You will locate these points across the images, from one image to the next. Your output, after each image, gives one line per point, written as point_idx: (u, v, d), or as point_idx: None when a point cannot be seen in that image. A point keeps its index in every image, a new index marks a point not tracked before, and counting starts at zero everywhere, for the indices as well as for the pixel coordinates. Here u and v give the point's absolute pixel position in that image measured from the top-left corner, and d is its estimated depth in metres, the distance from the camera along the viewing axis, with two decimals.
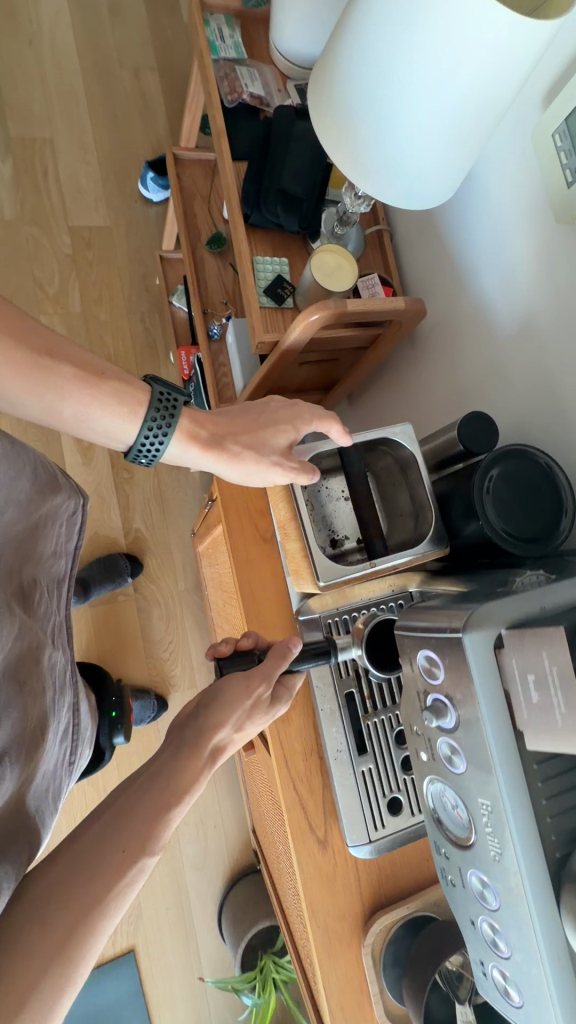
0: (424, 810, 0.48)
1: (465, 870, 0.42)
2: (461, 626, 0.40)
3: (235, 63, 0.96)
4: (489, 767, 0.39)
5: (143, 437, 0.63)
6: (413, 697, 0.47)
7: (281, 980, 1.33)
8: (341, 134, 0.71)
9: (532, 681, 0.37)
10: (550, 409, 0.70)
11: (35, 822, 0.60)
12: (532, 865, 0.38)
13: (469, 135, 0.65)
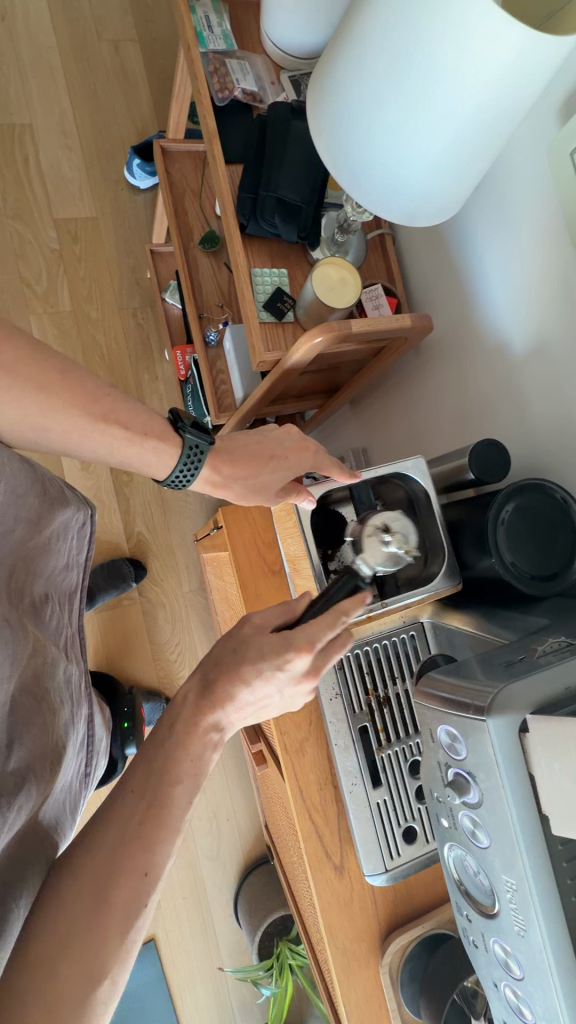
0: (446, 870, 0.49)
1: (488, 938, 0.43)
2: (485, 711, 0.39)
3: (225, 55, 0.90)
4: (514, 850, 0.39)
5: (175, 474, 0.67)
6: (434, 764, 0.47)
7: (296, 965, 1.38)
8: (344, 145, 0.67)
9: (558, 769, 0.37)
10: (565, 436, 0.68)
11: (55, 836, 0.53)
12: (559, 948, 0.38)
13: (482, 149, 0.61)
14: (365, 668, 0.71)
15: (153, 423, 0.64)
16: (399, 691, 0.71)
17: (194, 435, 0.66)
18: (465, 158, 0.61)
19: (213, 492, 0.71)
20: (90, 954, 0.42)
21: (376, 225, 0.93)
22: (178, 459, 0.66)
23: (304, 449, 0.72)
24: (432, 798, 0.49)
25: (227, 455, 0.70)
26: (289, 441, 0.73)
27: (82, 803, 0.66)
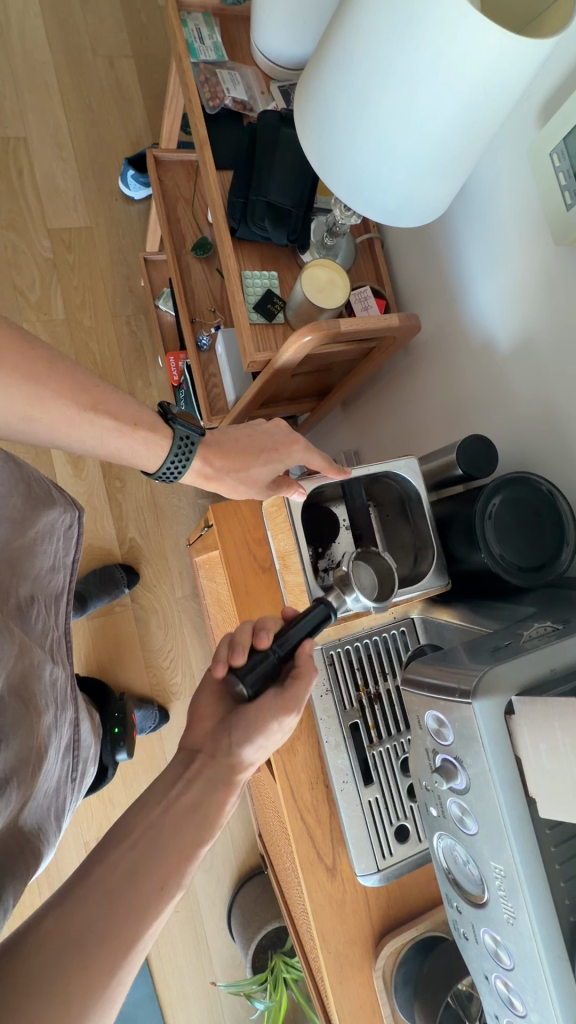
0: (435, 861, 0.48)
1: (478, 928, 0.43)
2: (471, 692, 0.39)
3: (216, 66, 0.92)
4: (502, 834, 0.39)
5: (166, 466, 0.67)
6: (422, 753, 0.46)
7: (291, 979, 1.35)
8: (329, 146, 0.68)
9: (543, 750, 0.37)
10: (550, 430, 0.68)
11: (35, 844, 0.54)
12: (548, 933, 0.37)
13: (462, 153, 0.62)
14: (356, 664, 0.70)
15: (144, 418, 0.64)
16: (390, 688, 0.71)
17: (185, 427, 0.67)
18: (448, 158, 0.63)
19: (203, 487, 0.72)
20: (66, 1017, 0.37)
21: (365, 230, 0.95)
22: (169, 450, 0.66)
23: (294, 445, 0.74)
24: (421, 787, 0.48)
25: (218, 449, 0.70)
26: (278, 438, 0.74)
27: (68, 810, 0.67)
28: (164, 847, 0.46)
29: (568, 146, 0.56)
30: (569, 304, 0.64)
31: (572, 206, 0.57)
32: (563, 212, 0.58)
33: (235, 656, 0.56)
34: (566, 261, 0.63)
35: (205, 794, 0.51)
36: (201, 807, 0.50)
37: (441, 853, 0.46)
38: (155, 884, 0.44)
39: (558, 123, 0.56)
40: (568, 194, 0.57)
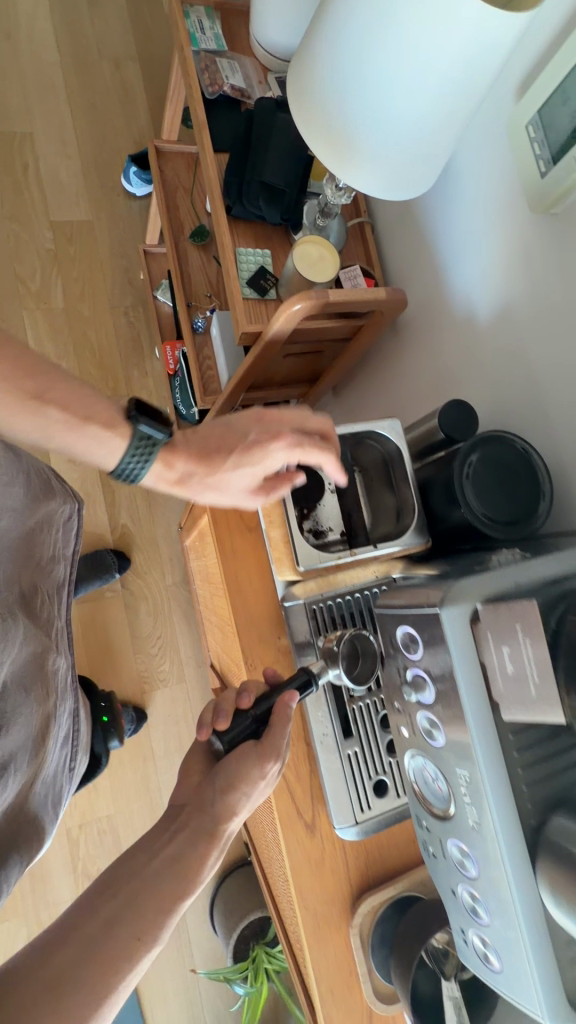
0: (407, 785, 0.50)
1: (444, 841, 0.44)
2: (438, 602, 0.41)
3: (216, 56, 0.96)
4: (467, 740, 0.40)
5: (124, 465, 0.64)
6: (395, 674, 0.49)
7: (272, 969, 1.33)
8: (319, 118, 0.71)
9: (506, 653, 0.39)
10: (529, 394, 0.71)
11: (23, 826, 0.66)
12: (509, 833, 0.39)
13: (445, 126, 0.66)
14: (338, 619, 0.70)
15: (95, 414, 0.61)
16: (371, 645, 0.71)
17: (146, 426, 0.64)
18: (430, 134, 0.66)
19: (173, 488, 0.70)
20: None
21: (356, 213, 0.98)
22: (127, 449, 0.63)
23: (249, 435, 0.68)
24: (395, 708, 0.50)
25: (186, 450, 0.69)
26: (235, 434, 0.69)
27: (66, 793, 0.78)
28: (146, 903, 0.54)
29: (542, 118, 0.60)
30: (544, 270, 0.67)
31: (546, 172, 0.60)
32: (538, 179, 0.61)
33: (219, 719, 0.64)
34: (541, 228, 0.66)
35: (186, 844, 0.58)
36: (178, 861, 0.57)
37: (413, 773, 0.47)
38: (134, 933, 0.52)
39: (534, 97, 0.60)
40: (543, 162, 0.61)
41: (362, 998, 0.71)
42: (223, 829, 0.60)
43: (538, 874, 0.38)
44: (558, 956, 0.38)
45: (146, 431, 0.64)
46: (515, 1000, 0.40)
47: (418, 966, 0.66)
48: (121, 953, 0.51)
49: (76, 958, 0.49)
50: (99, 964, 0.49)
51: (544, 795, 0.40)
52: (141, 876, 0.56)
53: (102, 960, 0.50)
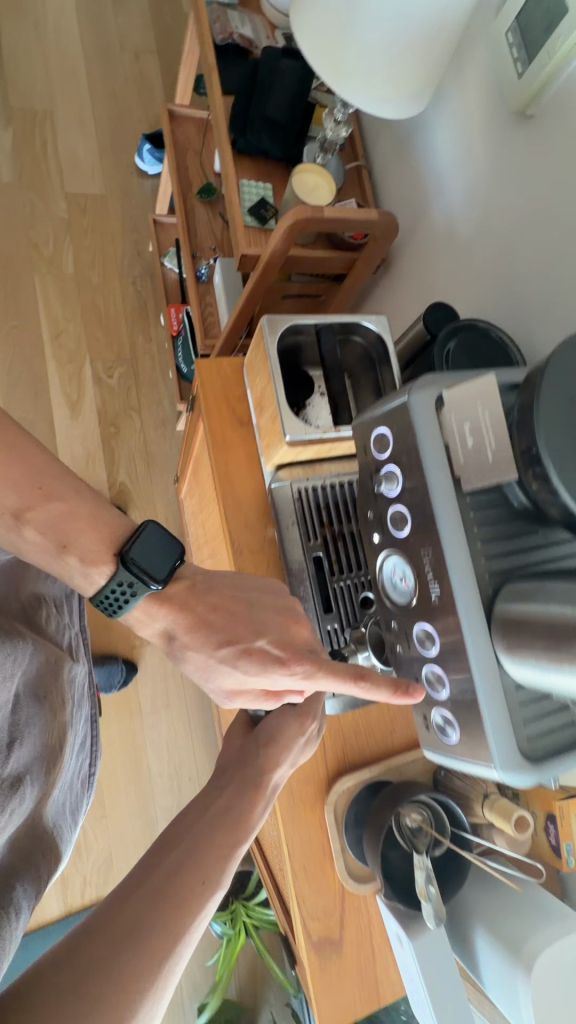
0: (376, 597, 0.52)
1: (410, 628, 0.47)
2: (406, 390, 0.44)
3: (227, 10, 1.04)
4: (431, 514, 0.43)
5: (105, 592, 0.55)
6: (367, 485, 0.51)
7: (251, 925, 1.33)
8: (318, 33, 0.76)
9: (468, 431, 0.42)
10: (509, 295, 0.75)
11: (50, 843, 0.59)
12: (467, 595, 0.42)
13: (432, 45, 0.73)
14: (322, 505, 0.75)
15: (82, 530, 0.54)
16: (354, 530, 0.75)
17: (132, 570, 0.54)
18: (421, 48, 0.72)
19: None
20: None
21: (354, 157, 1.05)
22: (110, 579, 0.54)
23: (258, 632, 0.56)
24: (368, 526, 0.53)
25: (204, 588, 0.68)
26: (245, 620, 0.57)
27: (83, 806, 0.71)
28: (202, 852, 0.45)
29: (519, 23, 0.66)
30: (517, 176, 0.72)
31: (522, 73, 0.66)
32: (515, 80, 0.67)
33: None
34: (517, 134, 0.72)
35: (234, 794, 0.51)
36: (226, 814, 0.49)
37: (382, 576, 0.49)
38: (199, 877, 0.44)
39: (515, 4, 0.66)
40: (519, 64, 0.66)
41: (335, 880, 0.71)
42: (269, 779, 0.54)
43: (493, 630, 0.41)
44: (510, 706, 0.41)
45: (134, 568, 0.54)
46: (471, 761, 0.43)
47: (390, 841, 0.67)
48: (181, 909, 0.41)
49: (122, 931, 0.39)
50: (157, 924, 0.40)
51: (501, 567, 0.43)
52: (191, 835, 0.47)
53: (157, 924, 0.40)
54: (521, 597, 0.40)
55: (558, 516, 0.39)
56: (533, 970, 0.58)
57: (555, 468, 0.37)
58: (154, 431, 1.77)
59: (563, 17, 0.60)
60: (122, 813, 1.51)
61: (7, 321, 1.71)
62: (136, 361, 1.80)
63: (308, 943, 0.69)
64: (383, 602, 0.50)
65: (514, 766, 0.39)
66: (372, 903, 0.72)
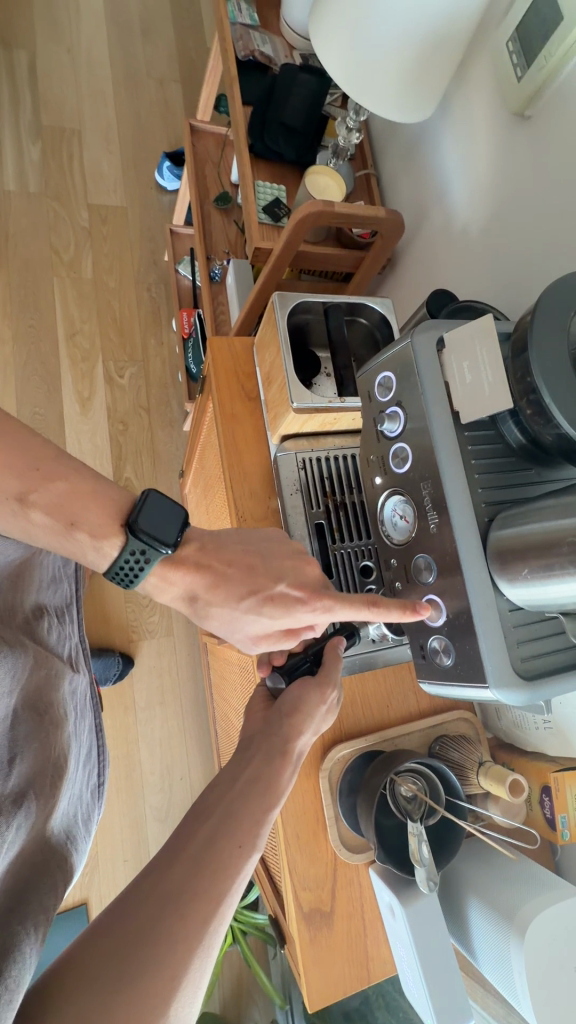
0: (377, 538, 0.55)
1: (409, 560, 0.49)
2: (409, 333, 0.48)
3: (250, 29, 1.13)
4: (431, 446, 0.46)
5: (118, 564, 0.53)
6: (371, 430, 0.54)
7: (239, 929, 1.29)
8: (336, 43, 0.83)
9: (466, 367, 0.45)
10: (507, 284, 0.80)
11: (68, 862, 0.49)
12: (464, 520, 0.44)
13: (441, 54, 0.78)
14: (325, 475, 0.78)
15: (89, 510, 0.51)
16: (355, 500, 0.77)
17: (142, 538, 0.51)
18: (430, 57, 0.78)
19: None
20: (148, 993, 0.36)
21: (363, 166, 1.12)
22: (121, 549, 0.52)
23: (279, 578, 0.57)
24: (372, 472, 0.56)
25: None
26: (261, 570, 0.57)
27: (96, 817, 0.62)
28: (236, 818, 0.46)
29: (519, 33, 0.72)
30: (514, 175, 0.78)
31: (521, 78, 0.72)
32: (516, 84, 0.73)
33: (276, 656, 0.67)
34: (516, 135, 0.77)
35: (263, 764, 0.52)
36: (258, 782, 0.50)
37: (383, 514, 0.52)
38: (236, 841, 0.45)
39: (516, 16, 0.72)
40: (519, 70, 0.72)
41: (328, 850, 0.70)
42: (294, 747, 0.55)
43: (488, 554, 0.43)
44: (504, 625, 0.43)
45: (143, 534, 0.51)
46: (465, 683, 0.44)
47: (384, 810, 0.66)
48: (221, 871, 0.42)
49: (165, 895, 0.40)
50: (199, 885, 0.41)
51: (496, 497, 0.46)
52: (225, 802, 0.48)
53: (198, 885, 0.41)
54: (514, 519, 0.42)
55: (551, 441, 0.43)
56: (526, 935, 0.57)
57: (546, 390, 0.40)
58: (162, 430, 1.79)
59: (558, 24, 0.65)
60: (111, 812, 1.46)
61: (24, 320, 1.74)
62: (147, 363, 1.83)
63: (298, 912, 0.68)
64: (384, 541, 0.53)
65: (507, 679, 0.41)
66: (365, 876, 0.71)
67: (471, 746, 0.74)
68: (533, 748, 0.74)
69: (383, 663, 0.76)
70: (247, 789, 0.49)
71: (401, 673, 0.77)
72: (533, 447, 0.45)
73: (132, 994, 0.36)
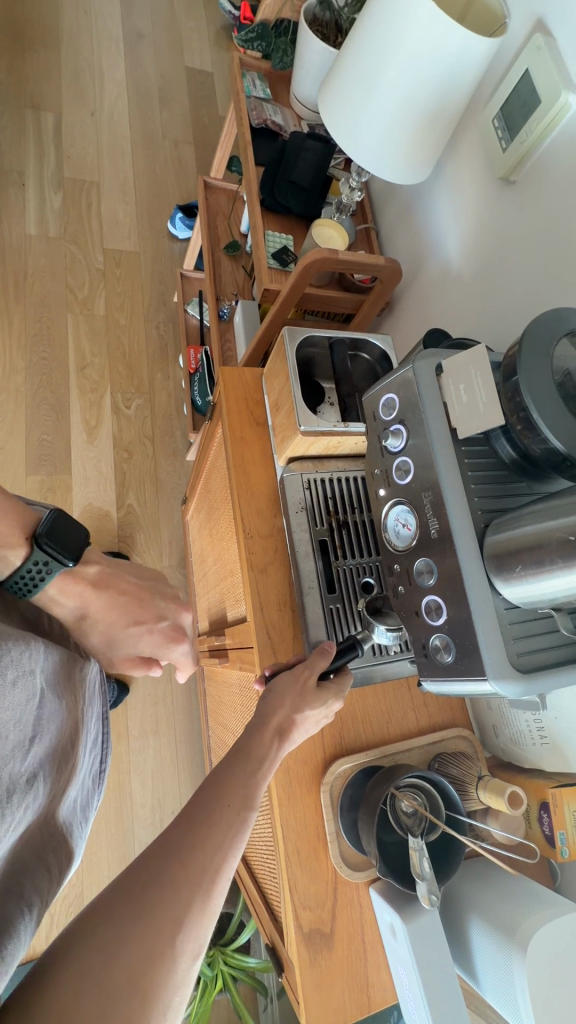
0: (381, 547, 0.58)
1: (411, 564, 0.53)
2: (411, 360, 0.53)
3: (263, 102, 1.26)
4: (431, 458, 0.51)
5: (18, 576, 0.58)
6: (375, 447, 0.59)
7: (229, 975, 1.23)
8: (343, 116, 0.93)
9: (463, 389, 0.50)
10: (496, 326, 0.88)
11: (64, 851, 0.51)
12: (462, 526, 0.48)
13: (435, 128, 0.88)
14: (329, 495, 0.82)
15: (5, 520, 0.58)
16: (357, 520, 0.82)
17: (50, 548, 0.59)
18: (426, 130, 0.88)
19: (143, 607, 0.70)
20: (152, 935, 0.40)
21: (364, 221, 1.23)
22: (27, 558, 0.58)
23: None
24: (375, 485, 0.60)
25: (165, 618, 0.71)
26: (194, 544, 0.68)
27: (94, 805, 0.62)
28: (225, 783, 0.49)
29: (503, 112, 0.82)
30: (499, 232, 0.87)
31: (506, 149, 0.82)
32: (501, 155, 0.82)
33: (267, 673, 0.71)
34: (502, 196, 0.86)
35: (248, 739, 0.55)
36: (245, 752, 0.53)
37: (387, 523, 0.56)
38: (229, 804, 0.47)
39: (500, 99, 0.83)
40: (504, 143, 0.82)
41: (328, 866, 0.70)
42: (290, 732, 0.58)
43: (485, 555, 0.47)
44: (500, 621, 0.47)
45: (49, 544, 0.59)
46: (465, 678, 0.47)
47: (385, 826, 0.66)
48: (212, 828, 0.45)
49: (162, 854, 0.44)
50: (191, 843, 0.44)
51: (491, 506, 0.50)
52: (215, 773, 0.51)
53: (193, 846, 0.44)
54: (507, 524, 0.46)
55: (540, 453, 0.48)
56: (528, 950, 0.57)
57: (534, 407, 0.45)
58: (166, 459, 1.84)
59: (538, 106, 0.75)
60: (100, 845, 1.41)
61: (38, 352, 1.82)
62: (153, 395, 1.90)
63: (298, 932, 0.67)
64: (387, 548, 0.57)
65: (503, 670, 0.45)
66: (365, 896, 0.70)
67: (469, 761, 0.76)
68: (531, 765, 0.76)
69: (384, 677, 0.77)
70: (240, 765, 0.52)
71: (401, 690, 0.79)
72: (523, 461, 0.50)
73: (139, 938, 0.39)
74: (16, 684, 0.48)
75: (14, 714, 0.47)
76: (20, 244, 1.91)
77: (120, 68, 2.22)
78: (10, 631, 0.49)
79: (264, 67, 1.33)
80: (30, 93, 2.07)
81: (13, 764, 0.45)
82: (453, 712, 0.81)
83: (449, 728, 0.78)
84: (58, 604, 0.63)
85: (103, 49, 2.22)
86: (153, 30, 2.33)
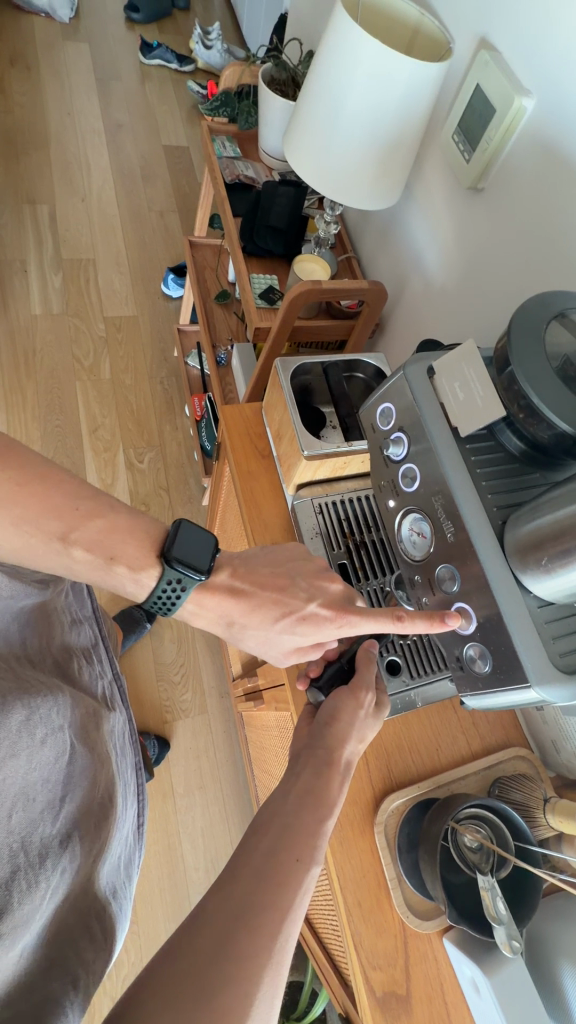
0: (396, 559, 0.56)
1: (433, 572, 0.50)
2: (401, 366, 0.53)
3: (234, 159, 1.34)
4: (436, 459, 0.49)
5: (157, 597, 0.59)
6: (378, 457, 0.58)
7: None
8: (307, 156, 0.98)
9: (458, 387, 0.49)
10: (485, 328, 0.87)
11: (109, 913, 0.50)
12: (480, 525, 0.46)
13: (398, 155, 0.91)
14: (343, 519, 0.81)
15: (128, 546, 0.57)
16: (374, 538, 0.80)
17: (181, 565, 0.57)
18: (389, 156, 0.91)
19: None
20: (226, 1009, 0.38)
21: (344, 252, 1.27)
22: (162, 580, 0.58)
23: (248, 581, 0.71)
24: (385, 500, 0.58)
25: None
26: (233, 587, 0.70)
27: (137, 861, 0.63)
28: (292, 838, 0.48)
29: (461, 127, 0.85)
30: (473, 237, 0.88)
31: (470, 159, 0.84)
32: (466, 166, 0.85)
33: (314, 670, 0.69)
34: (470, 204, 0.88)
35: (316, 779, 0.54)
36: (312, 794, 0.53)
37: (401, 534, 0.54)
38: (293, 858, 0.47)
39: (457, 115, 0.86)
40: (467, 156, 0.85)
41: (393, 917, 0.64)
42: None
43: (508, 553, 0.45)
44: (535, 622, 0.44)
45: (181, 563, 0.57)
46: (507, 690, 0.44)
47: (449, 866, 0.61)
48: (279, 891, 0.44)
49: (233, 919, 0.42)
50: (265, 900, 0.44)
51: (506, 501, 0.48)
52: (280, 820, 0.50)
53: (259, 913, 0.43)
54: (526, 518, 0.44)
55: (547, 439, 0.46)
56: None
57: (534, 393, 0.43)
58: (183, 506, 1.86)
59: (494, 114, 0.77)
60: (156, 918, 1.33)
61: (51, 421, 1.89)
62: (163, 446, 1.95)
63: (371, 998, 0.61)
64: (405, 559, 0.54)
65: (547, 674, 0.41)
66: (439, 947, 0.64)
67: (532, 783, 0.70)
68: None
69: (426, 701, 0.73)
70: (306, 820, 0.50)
71: (446, 713, 0.75)
72: (533, 451, 0.48)
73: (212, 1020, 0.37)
74: (45, 741, 0.48)
75: (43, 773, 0.47)
76: (28, 324, 2.02)
77: (103, 157, 2.40)
78: (34, 687, 0.50)
79: (232, 130, 1.43)
80: (26, 190, 2.25)
81: (44, 825, 0.46)
82: (505, 730, 0.76)
83: (504, 749, 0.73)
84: (67, 655, 0.62)
85: (87, 143, 2.41)
86: (131, 119, 2.54)
